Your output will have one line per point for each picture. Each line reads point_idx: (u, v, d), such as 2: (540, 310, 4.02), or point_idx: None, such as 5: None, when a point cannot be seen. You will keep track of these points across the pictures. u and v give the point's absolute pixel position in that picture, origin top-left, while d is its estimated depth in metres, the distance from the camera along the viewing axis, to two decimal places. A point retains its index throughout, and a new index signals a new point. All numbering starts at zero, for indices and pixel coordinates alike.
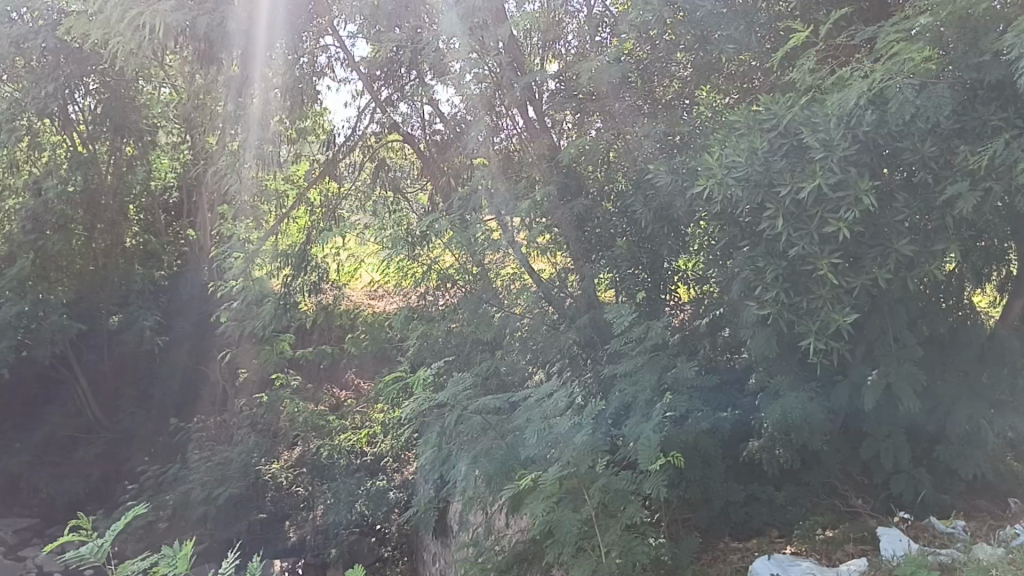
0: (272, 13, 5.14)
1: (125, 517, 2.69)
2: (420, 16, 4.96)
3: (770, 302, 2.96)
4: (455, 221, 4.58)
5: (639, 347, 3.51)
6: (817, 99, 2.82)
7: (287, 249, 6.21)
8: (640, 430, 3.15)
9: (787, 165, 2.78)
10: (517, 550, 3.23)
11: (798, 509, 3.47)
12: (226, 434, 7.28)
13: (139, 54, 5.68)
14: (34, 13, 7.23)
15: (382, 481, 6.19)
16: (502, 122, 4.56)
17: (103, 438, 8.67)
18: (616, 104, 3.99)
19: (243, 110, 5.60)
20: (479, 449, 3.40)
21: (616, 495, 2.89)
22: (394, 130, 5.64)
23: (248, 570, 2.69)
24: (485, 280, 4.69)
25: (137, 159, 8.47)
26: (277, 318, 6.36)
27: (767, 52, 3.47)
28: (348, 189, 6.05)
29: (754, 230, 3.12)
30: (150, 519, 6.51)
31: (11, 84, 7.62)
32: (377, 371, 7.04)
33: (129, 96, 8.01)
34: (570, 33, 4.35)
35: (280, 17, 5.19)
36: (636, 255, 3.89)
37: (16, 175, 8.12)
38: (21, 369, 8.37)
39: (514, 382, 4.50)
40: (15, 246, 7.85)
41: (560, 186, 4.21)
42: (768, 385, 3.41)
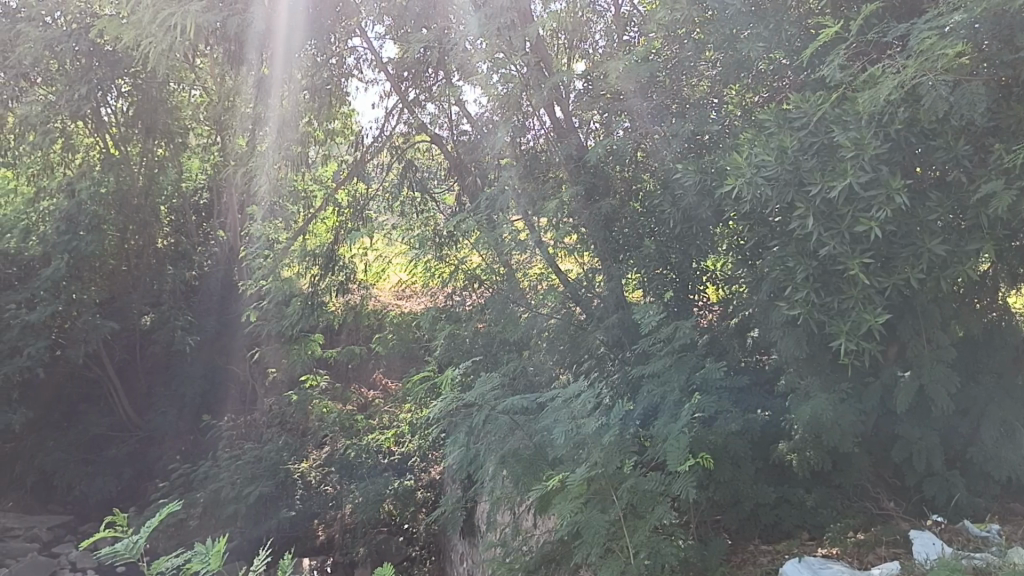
0: (290, 11, 5.22)
1: (159, 514, 2.70)
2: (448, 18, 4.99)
3: (800, 302, 2.94)
4: (483, 221, 4.66)
5: (667, 347, 3.50)
6: (849, 96, 2.79)
7: (315, 249, 6.23)
8: (668, 429, 3.13)
9: (818, 165, 2.76)
10: (544, 551, 3.21)
11: (829, 512, 3.43)
12: (256, 433, 7.34)
13: (171, 56, 5.70)
14: (68, 17, 7.35)
15: (410, 480, 6.41)
16: (530, 122, 4.51)
17: (135, 436, 8.75)
18: (644, 104, 3.95)
19: (272, 111, 5.71)
20: (506, 449, 3.38)
21: (644, 496, 2.88)
22: (421, 131, 5.63)
23: (280, 568, 2.70)
24: (513, 280, 4.72)
25: (168, 160, 8.52)
26: (305, 318, 6.39)
27: (798, 50, 3.33)
28: (376, 190, 6.05)
29: (784, 229, 3.09)
30: (180, 516, 6.48)
31: (44, 87, 7.64)
32: (405, 371, 7.08)
33: (160, 99, 8.07)
34: (598, 33, 4.42)
35: (309, 19, 5.27)
36: (664, 254, 3.88)
37: (51, 176, 8.27)
38: (56, 369, 8.37)
39: (542, 382, 4.47)
40: (49, 247, 8.00)
41: (587, 186, 4.20)
42: (798, 386, 3.39)
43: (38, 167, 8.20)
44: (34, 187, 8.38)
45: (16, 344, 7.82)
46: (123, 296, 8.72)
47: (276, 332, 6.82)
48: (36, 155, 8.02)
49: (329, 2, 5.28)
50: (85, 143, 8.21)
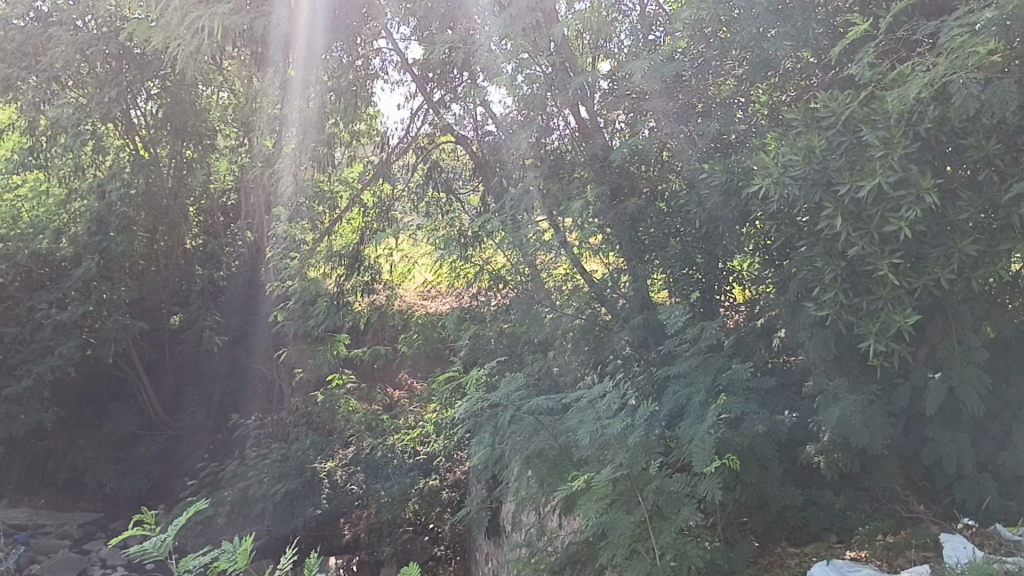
0: (311, 11, 5.28)
1: (189, 511, 2.74)
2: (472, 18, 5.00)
3: (829, 303, 2.92)
4: (508, 222, 4.67)
5: (693, 348, 3.49)
6: (878, 95, 2.76)
7: (341, 249, 6.29)
8: (694, 430, 3.11)
9: (847, 164, 2.74)
10: (570, 552, 3.20)
11: (857, 515, 3.40)
12: (283, 431, 7.40)
13: (198, 58, 5.76)
14: (100, 20, 7.54)
15: (435, 480, 6.37)
16: (553, 122, 4.50)
17: (164, 435, 8.83)
18: (670, 103, 3.95)
19: (301, 112, 5.75)
20: (531, 449, 3.37)
21: (670, 498, 2.87)
22: (446, 131, 5.63)
23: (305, 565, 2.75)
24: (538, 279, 4.74)
25: (196, 162, 8.53)
26: (331, 318, 6.35)
27: (825, 49, 3.35)
28: (401, 191, 6.07)
29: (812, 230, 3.06)
30: (209, 514, 6.53)
31: (76, 90, 7.84)
32: (430, 371, 7.10)
33: (189, 101, 8.15)
34: (623, 33, 4.32)
35: (339, 20, 5.36)
36: (690, 254, 3.89)
37: (82, 178, 8.32)
38: (87, 368, 8.62)
39: (567, 382, 4.44)
40: (81, 248, 8.12)
41: (612, 187, 4.18)
42: (826, 387, 3.36)
43: (69, 169, 8.30)
44: (65, 188, 8.48)
45: (48, 344, 7.94)
46: (152, 297, 8.82)
47: (303, 332, 6.86)
48: (67, 157, 8.11)
49: (352, 3, 5.35)
50: (115, 145, 8.24)
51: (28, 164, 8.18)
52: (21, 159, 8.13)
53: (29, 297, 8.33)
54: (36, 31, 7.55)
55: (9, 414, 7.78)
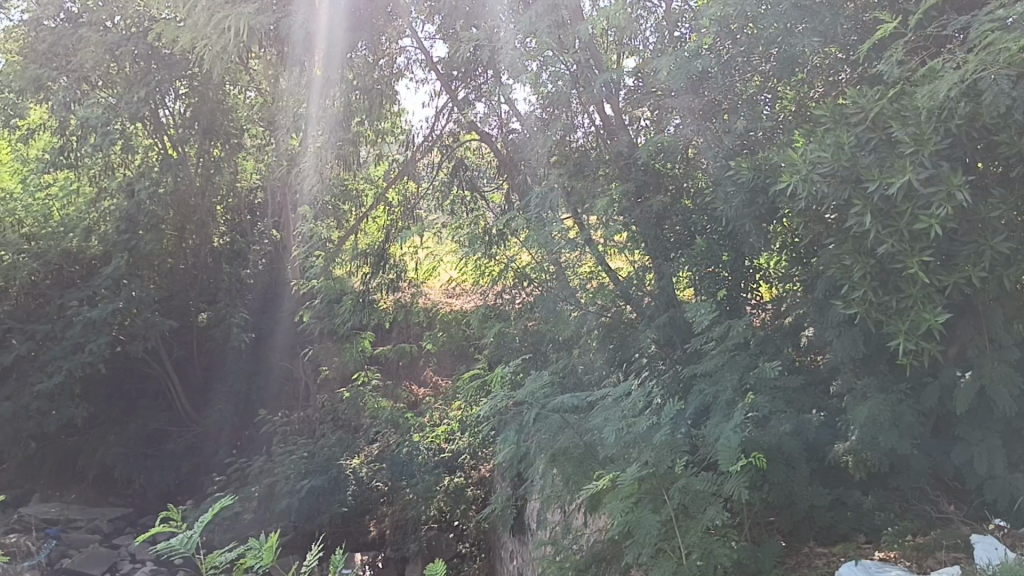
0: (330, 10, 5.33)
1: (215, 508, 2.76)
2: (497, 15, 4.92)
3: (857, 301, 2.88)
4: (533, 220, 4.68)
5: (719, 346, 3.48)
6: (908, 91, 2.73)
7: (366, 247, 6.35)
8: (720, 429, 3.10)
9: (876, 161, 2.71)
10: (595, 551, 3.18)
11: (886, 515, 3.37)
12: (310, 428, 7.46)
13: (225, 58, 5.81)
14: (129, 20, 7.67)
15: (460, 477, 6.38)
16: (578, 120, 4.53)
17: (192, 431, 8.92)
18: (695, 100, 3.89)
19: (325, 111, 5.83)
20: (556, 448, 3.36)
21: (696, 497, 2.85)
22: (471, 129, 5.65)
23: (331, 562, 2.77)
24: (564, 278, 4.70)
25: (224, 160, 8.62)
26: (357, 316, 6.41)
27: (852, 44, 3.35)
28: (425, 189, 6.11)
29: (840, 228, 3.03)
30: (236, 509, 6.60)
31: (107, 91, 8.00)
32: (455, 368, 7.10)
33: (217, 100, 8.26)
34: (648, 30, 4.30)
35: (361, 14, 5.43)
36: (715, 251, 3.87)
37: (111, 177, 8.48)
38: (117, 364, 8.78)
39: (591, 382, 4.42)
40: (112, 246, 8.32)
41: (637, 184, 4.19)
42: (854, 386, 3.33)
43: (99, 169, 8.44)
44: (95, 187, 8.60)
45: (79, 341, 8.00)
46: (181, 295, 8.95)
47: (329, 330, 6.92)
48: (97, 156, 8.26)
49: (375, 4, 5.43)
50: (144, 144, 8.41)
51: (59, 164, 8.31)
52: (51, 159, 8.23)
53: (60, 295, 8.44)
54: (66, 32, 7.74)
55: (41, 410, 7.92)
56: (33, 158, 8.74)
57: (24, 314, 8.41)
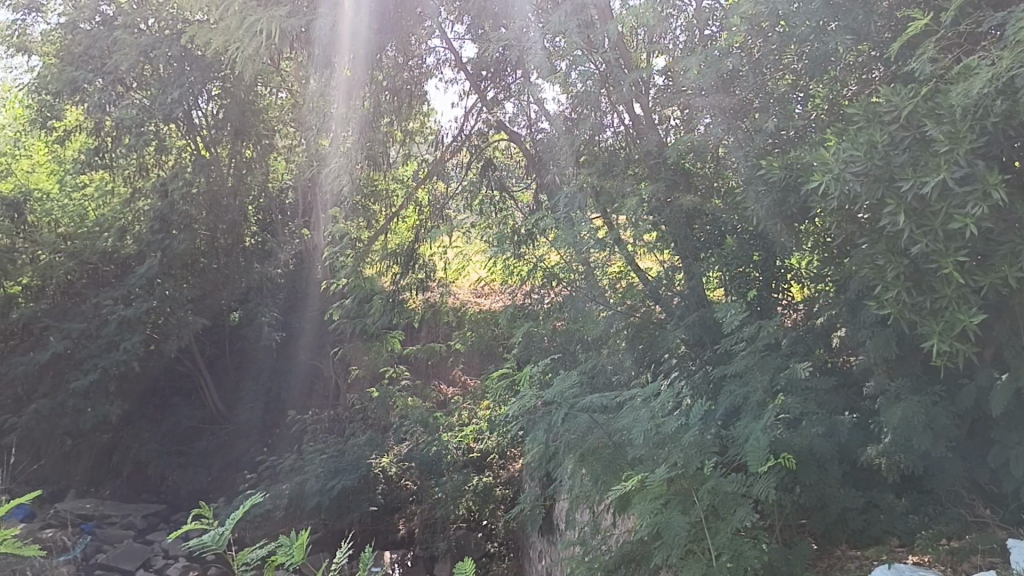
0: (355, 11, 5.36)
1: (246, 506, 2.76)
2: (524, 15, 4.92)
3: (890, 302, 2.84)
4: (562, 220, 4.64)
5: (749, 347, 3.45)
6: (942, 90, 2.69)
7: (396, 248, 6.44)
8: (750, 429, 3.07)
9: (910, 159, 2.69)
10: (624, 551, 3.15)
11: (920, 518, 3.34)
12: (340, 426, 7.56)
13: (257, 60, 5.86)
14: (163, 23, 7.86)
15: (489, 477, 6.35)
16: (607, 118, 4.58)
17: (224, 429, 9.02)
18: (726, 99, 3.89)
19: (353, 112, 5.87)
20: (585, 448, 3.35)
21: (726, 498, 2.82)
22: (500, 129, 5.73)
23: (361, 559, 2.77)
24: (592, 278, 4.60)
25: (256, 161, 8.77)
26: (386, 316, 6.47)
27: (886, 42, 3.26)
28: (455, 189, 6.13)
29: (873, 228, 3.01)
30: (267, 508, 6.63)
31: (141, 92, 8.17)
32: (484, 368, 7.12)
33: (247, 101, 8.35)
34: (677, 29, 4.29)
35: (386, 10, 5.43)
36: (746, 251, 3.87)
37: (145, 178, 8.78)
38: (149, 363, 8.78)
39: (620, 382, 4.33)
40: (144, 246, 8.45)
41: (668, 183, 4.21)
42: (887, 388, 3.29)
43: (134, 169, 8.73)
44: (130, 188, 8.88)
45: (113, 339, 8.14)
46: (213, 294, 8.98)
47: (359, 329, 7.01)
48: (131, 157, 8.59)
49: (405, 6, 5.42)
50: (177, 145, 8.59)
51: (94, 164, 8.60)
52: (86, 160, 8.61)
53: (95, 294, 8.50)
54: (101, 34, 7.96)
55: (77, 407, 8.03)
56: (70, 159, 9.00)
57: (60, 313, 8.47)
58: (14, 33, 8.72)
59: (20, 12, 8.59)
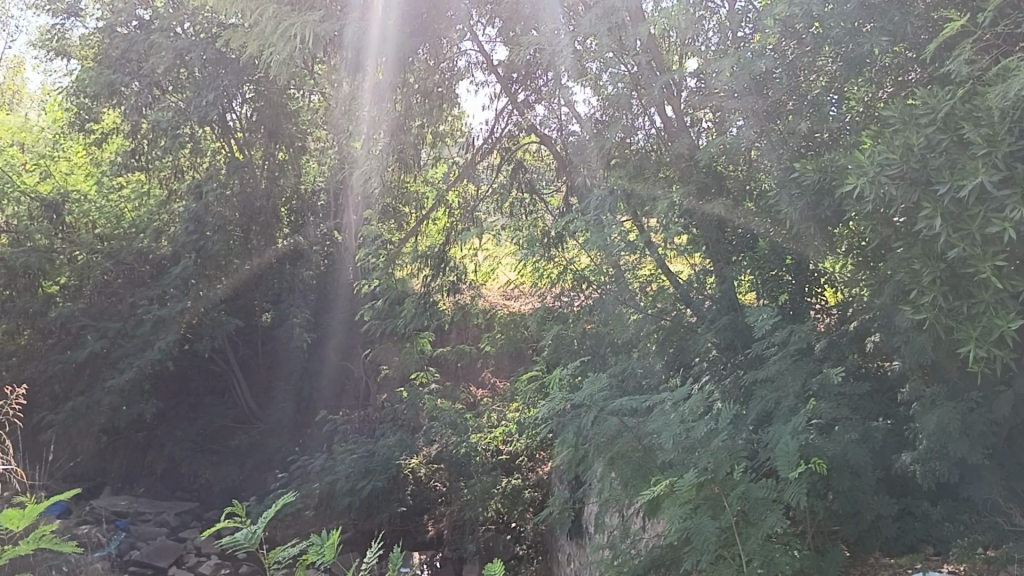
0: (384, 4, 5.30)
1: (277, 504, 2.77)
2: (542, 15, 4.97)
3: (926, 307, 2.81)
4: (592, 222, 4.57)
5: (782, 351, 3.44)
6: (979, 91, 2.64)
7: (427, 249, 6.50)
8: (782, 433, 3.04)
9: (947, 163, 2.65)
10: (653, 556, 3.12)
11: (956, 526, 3.28)
12: (370, 427, 7.68)
13: (292, 64, 5.92)
14: (199, 27, 8.08)
15: (518, 479, 6.35)
16: (637, 121, 4.54)
17: (256, 429, 9.12)
18: (759, 101, 3.83)
19: (382, 114, 5.87)
20: (615, 451, 3.33)
21: (756, 504, 2.78)
22: (532, 132, 5.76)
23: (391, 560, 2.77)
24: (623, 281, 4.61)
25: (288, 164, 8.92)
26: (417, 317, 6.53)
27: (923, 42, 3.22)
28: (485, 192, 6.24)
29: (909, 231, 2.97)
30: (298, 507, 6.70)
31: (177, 95, 8.45)
32: (513, 370, 7.14)
33: (281, 103, 8.50)
34: (710, 31, 4.26)
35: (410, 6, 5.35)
36: (777, 254, 3.90)
37: (181, 179, 9.06)
38: (186, 361, 9.11)
39: (651, 386, 4.22)
40: (181, 246, 8.54)
41: (698, 186, 4.22)
42: (923, 395, 3.24)
43: (169, 171, 8.99)
44: (166, 189, 9.13)
45: (148, 338, 8.25)
46: (246, 295, 9.12)
47: (390, 329, 7.13)
48: (167, 160, 8.86)
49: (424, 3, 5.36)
50: (213, 147, 8.88)
51: (130, 165, 8.82)
52: (124, 162, 8.81)
53: (131, 294, 8.67)
54: (138, 39, 8.19)
55: (113, 405, 8.16)
56: (107, 160, 9.23)
57: (97, 312, 8.57)
58: (54, 38, 8.93)
59: (59, 16, 8.77)
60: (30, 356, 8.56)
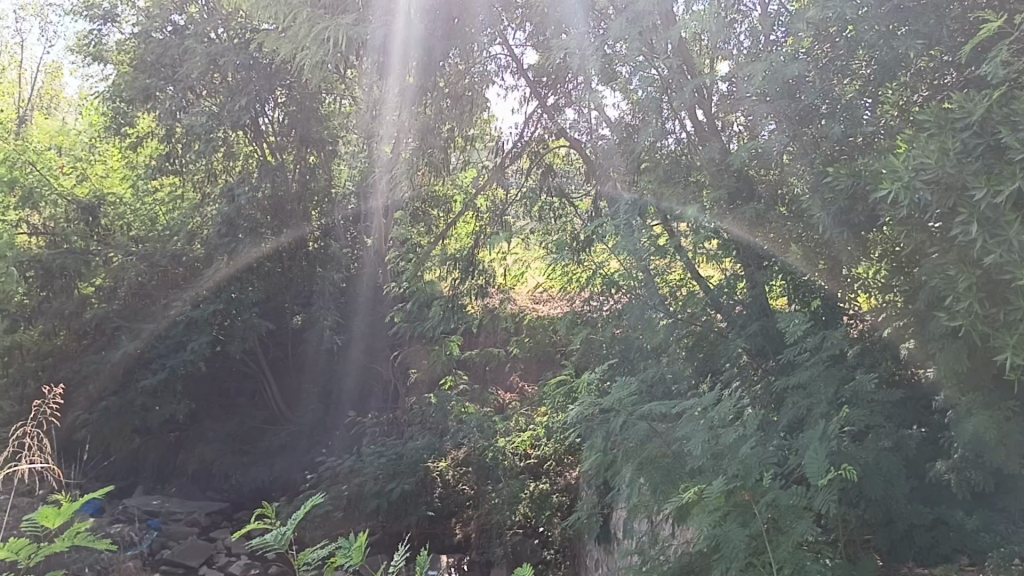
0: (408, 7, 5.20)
1: (307, 505, 2.74)
2: (559, 24, 5.09)
3: (962, 313, 2.77)
4: (621, 226, 4.48)
5: (814, 358, 3.41)
6: (1017, 94, 2.59)
7: (456, 253, 6.53)
8: (811, 440, 3.01)
9: (983, 168, 2.63)
10: (683, 563, 3.09)
11: (992, 536, 3.22)
12: (399, 429, 7.77)
13: (324, 68, 5.92)
14: (232, 32, 8.24)
15: (545, 484, 6.21)
16: (670, 125, 4.53)
17: (287, 429, 9.21)
18: (792, 105, 3.77)
19: (416, 118, 5.91)
20: (644, 457, 3.31)
21: (786, 511, 2.75)
22: (560, 136, 5.80)
23: (419, 563, 2.74)
24: (652, 286, 4.54)
25: (318, 166, 9.00)
26: (446, 320, 6.53)
27: (960, 46, 3.18)
28: (513, 196, 6.27)
29: (945, 237, 2.92)
30: (327, 508, 6.73)
31: (211, 100, 8.58)
32: (541, 373, 7.17)
33: (311, 108, 8.64)
34: (741, 33, 4.23)
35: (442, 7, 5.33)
36: (813, 259, 3.86)
37: (213, 183, 9.00)
38: (219, 363, 9.17)
39: (680, 392, 4.10)
40: (212, 249, 8.53)
41: (730, 191, 4.22)
42: (958, 404, 3.19)
43: (202, 175, 8.98)
44: (199, 193, 9.11)
45: (181, 339, 8.38)
46: (278, 297, 9.22)
47: (419, 333, 7.25)
48: (199, 163, 8.83)
49: (447, 9, 5.39)
50: (245, 152, 8.99)
51: (164, 170, 8.91)
52: (158, 165, 8.92)
53: (165, 296, 8.83)
54: (173, 44, 8.35)
55: (146, 405, 8.29)
56: (142, 164, 9.35)
57: (130, 313, 8.75)
58: (91, 43, 9.07)
59: (96, 22, 8.91)
60: (66, 356, 8.72)
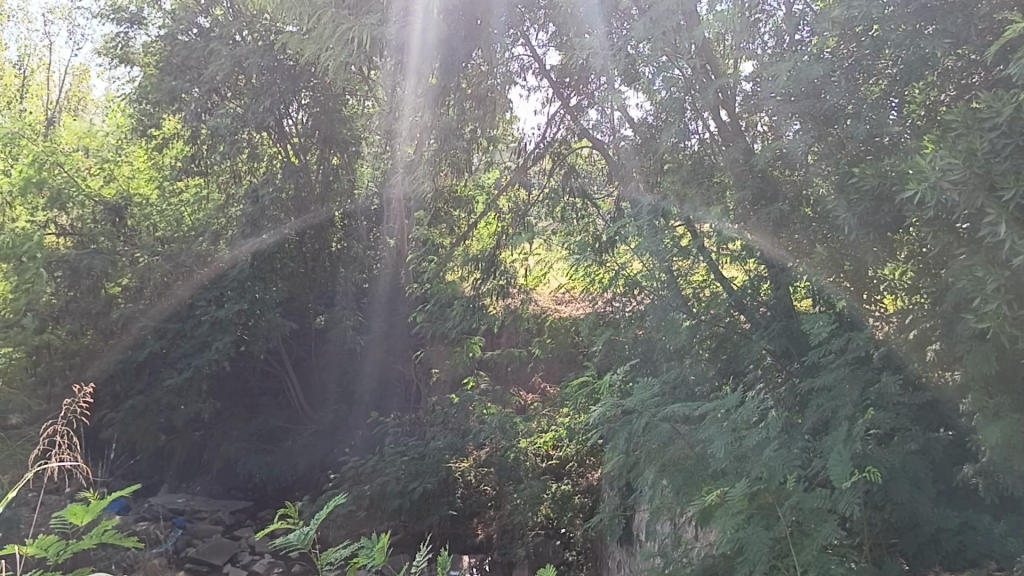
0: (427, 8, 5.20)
1: (330, 504, 2.69)
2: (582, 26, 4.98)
3: (990, 315, 2.72)
4: (644, 228, 4.47)
5: (839, 359, 3.40)
6: None
7: (478, 253, 6.56)
8: (835, 442, 3.00)
9: (1012, 167, 2.60)
10: (705, 564, 3.08)
11: (1020, 540, 3.17)
12: (421, 429, 7.82)
13: (348, 68, 5.96)
14: (256, 34, 8.30)
15: (567, 485, 6.23)
16: (693, 124, 4.51)
17: (310, 429, 9.27)
18: (817, 105, 3.73)
19: (440, 118, 5.89)
20: (667, 458, 3.31)
21: (810, 514, 2.72)
22: (582, 136, 5.78)
23: (442, 563, 2.71)
24: (675, 287, 4.49)
25: (342, 168, 9.07)
26: (467, 319, 6.58)
27: (987, 45, 3.15)
28: (537, 197, 6.25)
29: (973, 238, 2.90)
30: (349, 508, 6.77)
31: (235, 101, 8.62)
32: (563, 374, 7.17)
33: (336, 110, 8.77)
34: (765, 33, 4.21)
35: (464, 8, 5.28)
36: (839, 259, 3.78)
37: (238, 183, 9.01)
38: (243, 363, 9.22)
39: (702, 394, 4.19)
40: (236, 252, 8.64)
41: (754, 191, 4.19)
42: (987, 407, 3.11)
43: (228, 176, 9.05)
44: (223, 194, 9.24)
45: (206, 339, 8.44)
46: (301, 297, 9.30)
47: (440, 334, 7.33)
48: (225, 165, 8.93)
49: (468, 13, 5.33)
50: (270, 152, 8.99)
51: (191, 171, 9.04)
52: (184, 166, 9.02)
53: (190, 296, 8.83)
54: (197, 47, 8.48)
55: (172, 404, 8.38)
56: (167, 165, 9.45)
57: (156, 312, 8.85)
58: (118, 46, 9.17)
59: (123, 25, 9.01)
60: (93, 355, 8.83)
